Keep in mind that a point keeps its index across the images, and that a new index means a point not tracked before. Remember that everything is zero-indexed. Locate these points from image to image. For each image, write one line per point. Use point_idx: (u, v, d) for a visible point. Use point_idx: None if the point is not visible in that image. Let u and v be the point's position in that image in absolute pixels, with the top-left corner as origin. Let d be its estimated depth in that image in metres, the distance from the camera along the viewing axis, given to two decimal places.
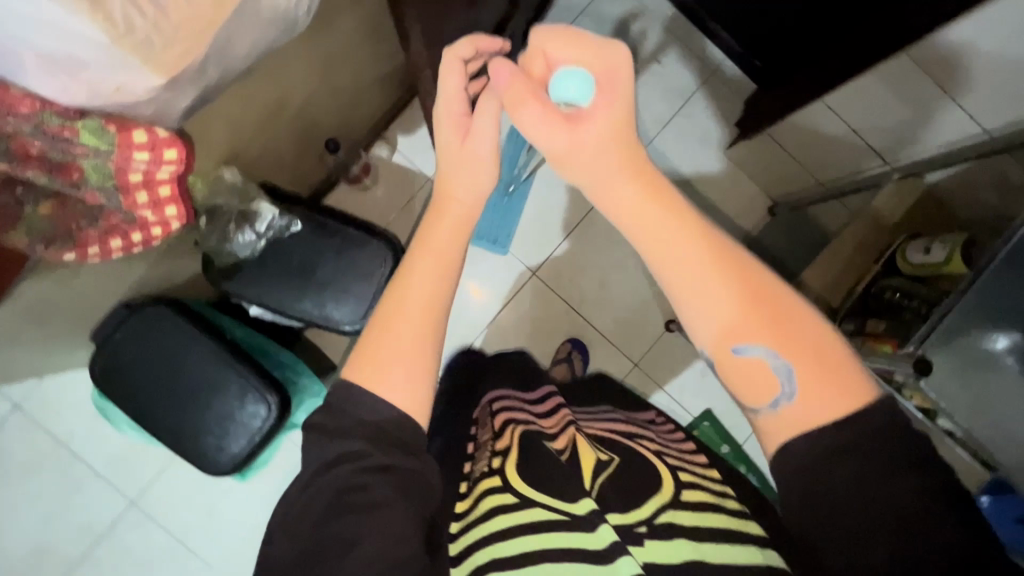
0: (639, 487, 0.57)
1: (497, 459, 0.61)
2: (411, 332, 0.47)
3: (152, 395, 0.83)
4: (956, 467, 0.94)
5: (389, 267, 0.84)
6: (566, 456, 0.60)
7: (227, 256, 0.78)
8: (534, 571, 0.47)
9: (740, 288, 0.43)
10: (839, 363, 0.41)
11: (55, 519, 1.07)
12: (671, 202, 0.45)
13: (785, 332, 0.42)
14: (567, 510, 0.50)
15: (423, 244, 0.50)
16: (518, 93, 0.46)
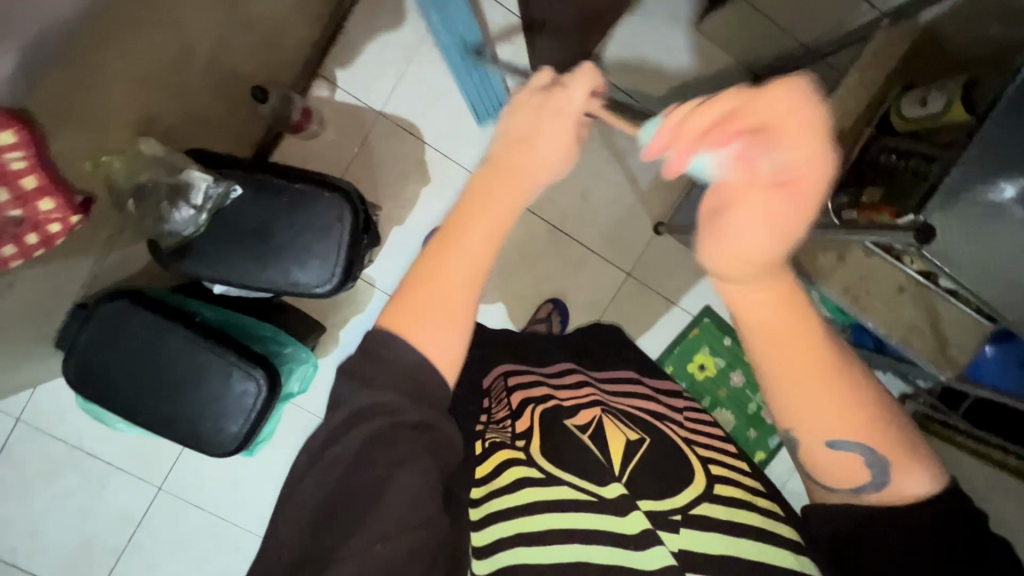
0: (675, 476, 0.70)
1: (519, 438, 0.74)
2: (453, 294, 0.57)
3: (125, 390, 0.88)
4: (949, 314, 0.99)
5: (344, 227, 0.87)
6: (590, 433, 0.74)
7: (170, 235, 0.84)
8: (554, 547, 0.62)
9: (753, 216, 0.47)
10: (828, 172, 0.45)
11: (97, 508, 1.30)
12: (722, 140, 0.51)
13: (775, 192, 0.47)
14: (596, 492, 0.66)
15: (452, 243, 0.58)
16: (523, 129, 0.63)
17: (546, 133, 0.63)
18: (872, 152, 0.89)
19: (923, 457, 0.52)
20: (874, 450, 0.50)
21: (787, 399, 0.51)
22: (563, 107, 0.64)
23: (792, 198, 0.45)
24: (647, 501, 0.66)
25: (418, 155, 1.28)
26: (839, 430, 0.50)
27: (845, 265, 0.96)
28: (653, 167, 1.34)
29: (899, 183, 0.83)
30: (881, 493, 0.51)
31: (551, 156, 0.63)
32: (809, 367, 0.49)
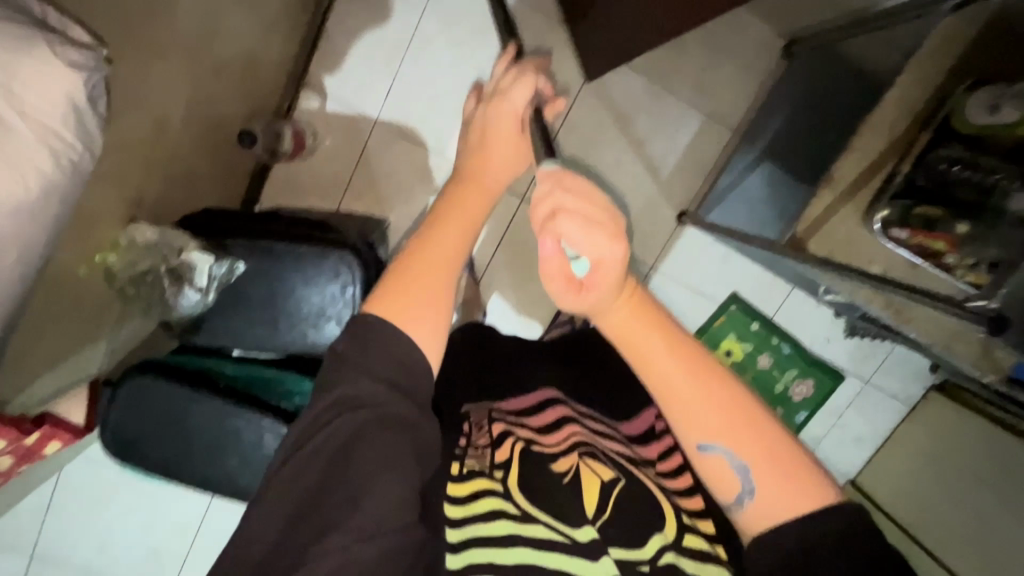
0: (648, 518, 0.57)
1: (498, 470, 0.61)
2: (427, 280, 0.55)
3: (163, 453, 0.90)
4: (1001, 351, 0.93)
5: (354, 285, 0.83)
6: (568, 480, 0.60)
7: (180, 314, 0.81)
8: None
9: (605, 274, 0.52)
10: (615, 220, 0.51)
11: (156, 523, 1.38)
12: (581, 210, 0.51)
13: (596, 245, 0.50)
14: (568, 534, 0.54)
15: (439, 231, 0.57)
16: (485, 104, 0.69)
17: (494, 123, 0.67)
18: (926, 163, 0.79)
19: (803, 465, 0.49)
20: (738, 451, 0.48)
21: (653, 393, 0.51)
22: (515, 108, 0.67)
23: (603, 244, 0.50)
24: (615, 548, 0.54)
25: (419, 162, 1.18)
26: (700, 427, 0.49)
27: None
28: (674, 153, 1.23)
29: (959, 200, 0.76)
30: (756, 501, 0.48)
31: (506, 161, 0.65)
32: (666, 363, 0.50)
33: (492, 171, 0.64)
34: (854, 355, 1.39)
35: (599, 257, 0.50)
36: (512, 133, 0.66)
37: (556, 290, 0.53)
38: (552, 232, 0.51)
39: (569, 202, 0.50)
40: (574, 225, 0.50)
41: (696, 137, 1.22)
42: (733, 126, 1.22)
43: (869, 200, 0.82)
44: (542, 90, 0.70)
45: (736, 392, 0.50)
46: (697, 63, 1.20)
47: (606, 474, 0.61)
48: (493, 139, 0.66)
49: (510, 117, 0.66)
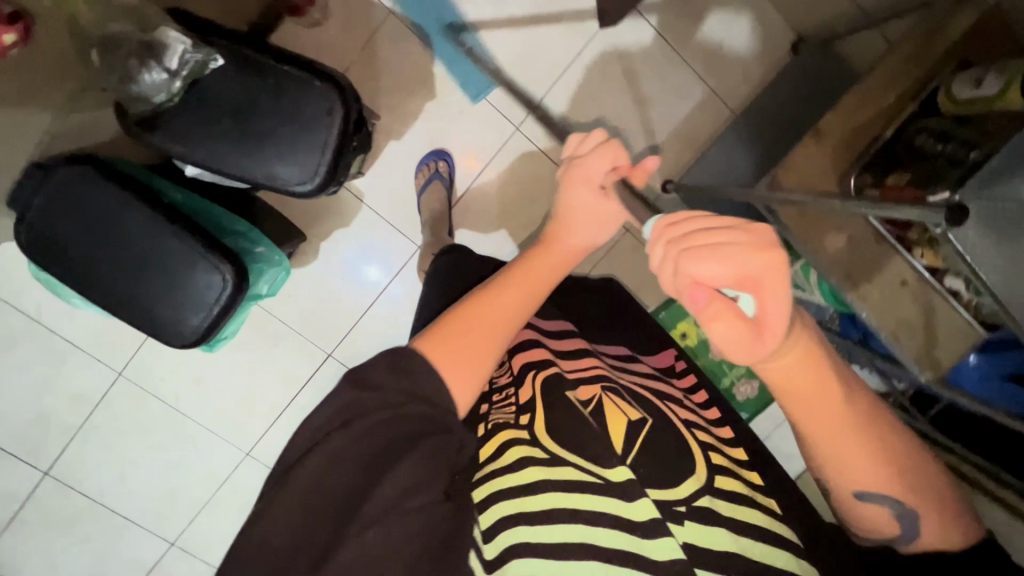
0: (678, 464, 0.67)
1: (523, 416, 0.68)
2: (467, 348, 0.62)
3: (82, 265, 0.83)
4: (945, 322, 0.94)
5: (334, 123, 0.79)
6: (590, 411, 0.69)
7: (141, 101, 0.77)
8: (558, 528, 0.59)
9: (803, 371, 0.51)
10: (775, 273, 0.46)
11: (51, 385, 1.24)
12: (766, 279, 0.46)
13: (767, 296, 0.47)
14: (600, 474, 0.62)
15: (487, 302, 0.65)
16: (572, 180, 0.71)
17: (580, 207, 0.71)
18: (908, 133, 0.83)
19: (943, 497, 0.56)
20: (898, 496, 0.55)
21: (823, 459, 0.55)
22: (587, 180, 0.70)
23: (771, 304, 0.47)
24: (652, 489, 0.64)
25: (427, 66, 1.18)
26: (868, 485, 0.55)
27: (852, 247, 0.93)
28: (673, 122, 1.25)
29: (931, 168, 0.78)
30: (911, 541, 0.56)
31: (587, 232, 0.71)
32: (845, 433, 0.53)
33: (569, 241, 0.71)
34: None
35: (758, 292, 0.47)
36: (596, 203, 0.70)
37: (722, 332, 0.47)
38: (688, 277, 0.48)
39: (696, 241, 0.48)
40: (704, 261, 0.47)
41: (695, 110, 1.25)
42: (732, 109, 1.26)
43: (849, 162, 0.88)
44: (621, 166, 0.70)
45: (897, 450, 0.55)
46: (712, 39, 1.23)
47: (632, 415, 0.70)
48: (568, 215, 0.72)
49: (584, 191, 0.70)
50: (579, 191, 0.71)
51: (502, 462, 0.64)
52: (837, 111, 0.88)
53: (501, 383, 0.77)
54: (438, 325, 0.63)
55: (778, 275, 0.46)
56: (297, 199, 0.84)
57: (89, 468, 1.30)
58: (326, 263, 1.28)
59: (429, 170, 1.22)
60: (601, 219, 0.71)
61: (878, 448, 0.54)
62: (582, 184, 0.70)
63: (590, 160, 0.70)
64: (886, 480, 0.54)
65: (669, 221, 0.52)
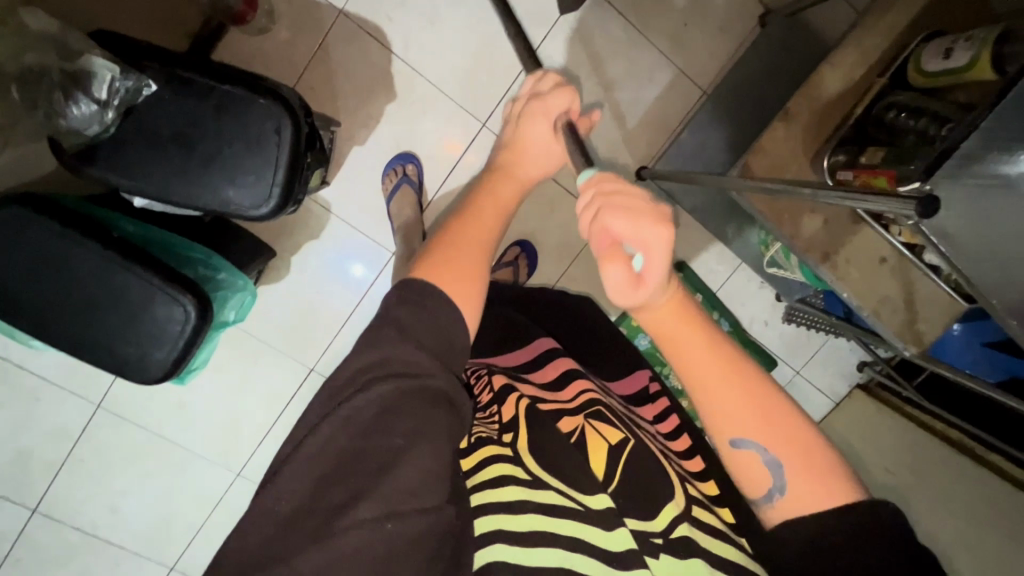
0: (656, 493, 0.63)
1: (506, 433, 0.66)
2: (467, 265, 0.61)
3: (35, 307, 0.79)
4: (926, 295, 0.94)
5: (282, 140, 0.75)
6: (574, 439, 0.67)
7: (73, 134, 0.73)
8: (540, 549, 0.56)
9: (666, 312, 0.52)
10: (652, 217, 0.51)
11: (28, 424, 1.21)
12: (647, 222, 0.51)
13: (647, 243, 0.51)
14: (582, 500, 0.59)
15: (474, 221, 0.64)
16: (532, 115, 0.79)
17: (535, 139, 0.78)
18: (879, 108, 0.80)
19: (834, 473, 0.50)
20: (776, 458, 0.50)
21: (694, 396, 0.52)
22: (546, 114, 0.79)
23: (651, 249, 0.51)
24: (631, 519, 0.60)
25: (384, 66, 1.14)
26: (739, 426, 0.50)
27: (829, 228, 0.91)
28: (643, 106, 1.22)
29: (904, 144, 0.75)
30: (786, 498, 0.50)
31: (541, 162, 0.77)
32: (715, 367, 0.51)
33: (527, 168, 0.75)
34: (789, 342, 1.34)
35: (654, 256, 0.51)
36: (549, 136, 0.79)
37: (610, 270, 0.51)
38: (605, 232, 0.53)
39: (619, 198, 0.53)
40: (619, 218, 0.52)
41: (666, 92, 1.22)
42: (703, 88, 1.22)
43: (821, 142, 0.85)
44: (574, 110, 0.80)
45: (773, 409, 0.51)
46: (677, 16, 1.19)
47: (613, 439, 0.67)
48: (526, 144, 0.78)
49: (542, 125, 0.79)
50: (536, 125, 0.79)
51: (483, 478, 0.60)
52: (804, 90, 0.85)
53: (483, 401, 0.74)
54: (437, 244, 0.61)
55: (656, 219, 0.51)
56: (254, 222, 0.81)
57: (77, 502, 1.27)
58: (300, 277, 1.25)
59: (396, 174, 1.18)
60: (552, 154, 0.79)
61: (750, 398, 0.51)
62: (541, 118, 0.79)
63: (551, 98, 0.80)
64: (763, 433, 0.50)
65: (591, 176, 0.59)
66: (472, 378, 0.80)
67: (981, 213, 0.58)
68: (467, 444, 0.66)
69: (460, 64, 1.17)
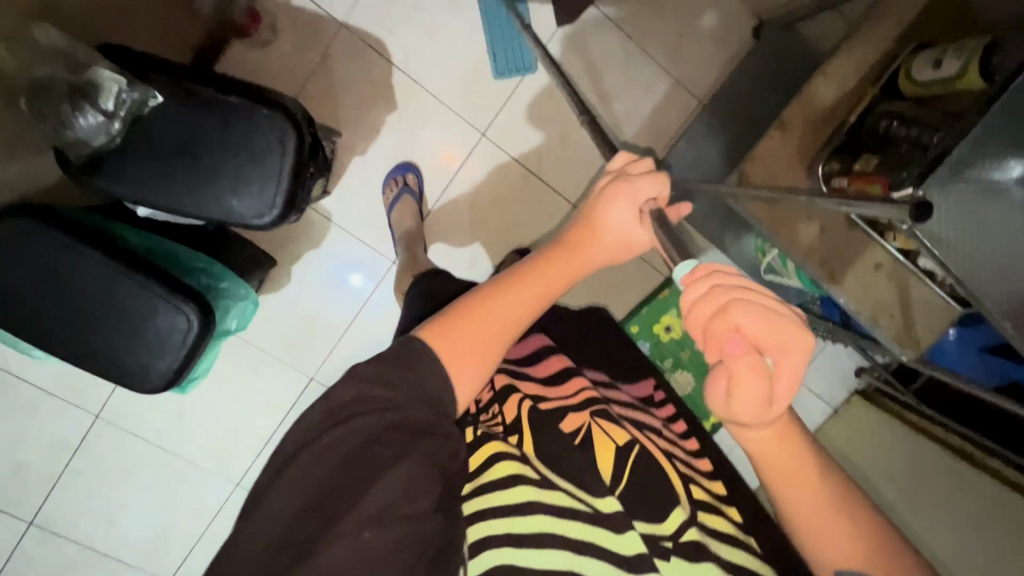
0: (663, 498, 0.64)
1: (513, 436, 0.66)
2: (479, 342, 0.58)
3: (37, 318, 0.80)
4: (922, 301, 0.94)
5: (286, 151, 0.76)
6: (578, 442, 0.67)
7: (78, 145, 0.73)
8: (551, 552, 0.56)
9: (785, 451, 0.51)
10: (790, 342, 0.45)
11: (26, 436, 1.20)
12: (791, 349, 0.45)
13: (787, 363, 0.46)
14: (591, 503, 0.60)
15: (506, 298, 0.60)
16: (610, 187, 0.66)
17: (612, 220, 0.64)
18: (872, 118, 0.82)
19: None
20: None
21: (793, 524, 0.53)
22: (634, 201, 0.64)
23: (784, 368, 0.46)
24: (641, 522, 0.61)
25: (385, 78, 1.16)
26: (851, 562, 0.50)
27: (826, 235, 0.92)
28: (640, 116, 1.24)
29: (896, 153, 0.77)
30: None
31: (609, 249, 0.65)
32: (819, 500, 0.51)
33: (594, 248, 0.65)
34: None
35: (784, 355, 0.46)
36: (631, 221, 0.64)
37: (741, 388, 0.46)
38: (728, 327, 0.46)
39: (741, 294, 0.46)
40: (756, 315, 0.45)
41: (662, 103, 1.24)
42: (698, 98, 1.24)
43: (815, 151, 0.87)
44: (662, 199, 0.65)
45: (887, 547, 0.51)
46: (672, 28, 1.21)
47: (620, 440, 0.68)
48: (598, 227, 0.65)
49: (625, 211, 0.64)
50: (618, 204, 0.64)
51: (493, 477, 0.61)
52: (799, 100, 0.87)
53: (484, 402, 0.74)
54: (454, 311, 0.60)
55: (797, 341, 0.45)
56: (257, 231, 0.81)
57: (75, 514, 1.26)
58: (300, 287, 1.25)
59: (397, 184, 1.19)
60: (620, 250, 0.66)
61: (866, 539, 0.50)
62: (624, 193, 0.64)
63: (644, 166, 0.66)
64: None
65: (695, 271, 0.51)
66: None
67: (974, 219, 0.59)
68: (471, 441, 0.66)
69: (460, 76, 1.19)
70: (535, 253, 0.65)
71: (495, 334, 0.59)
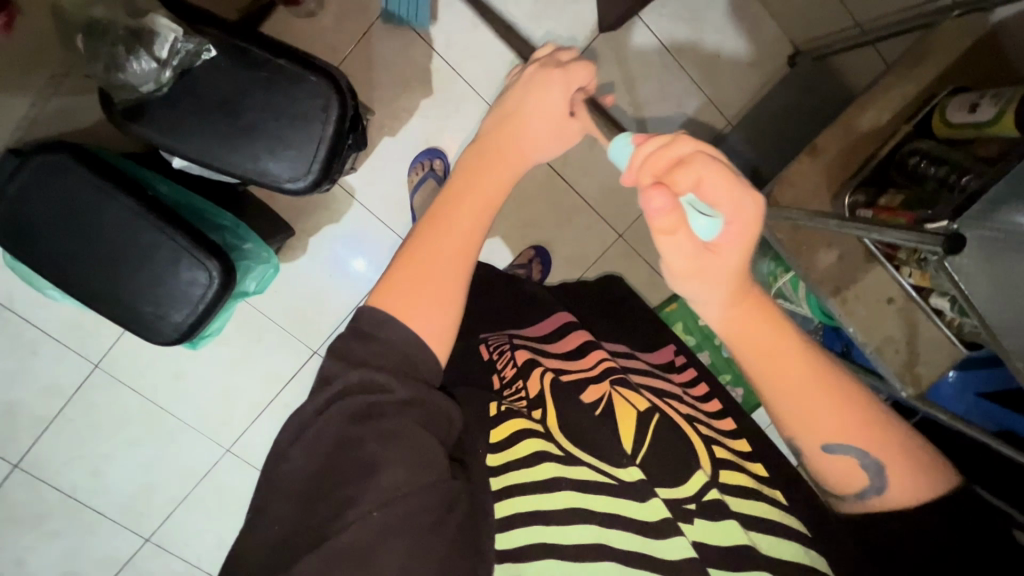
0: (680, 464, 0.64)
1: (536, 410, 0.69)
2: (438, 266, 0.57)
3: (61, 257, 0.80)
4: (928, 336, 0.96)
5: (328, 120, 0.77)
6: (599, 411, 0.68)
7: (126, 89, 0.74)
8: (574, 525, 0.58)
9: (749, 314, 0.52)
10: (737, 190, 0.49)
11: (21, 377, 1.19)
12: (735, 200, 0.49)
13: (733, 220, 0.49)
14: (614, 473, 0.61)
15: (449, 217, 0.58)
16: (540, 80, 0.65)
17: (540, 112, 0.65)
18: (901, 154, 0.84)
19: (917, 458, 0.53)
20: (868, 454, 0.51)
21: (778, 407, 0.52)
22: (566, 84, 0.66)
23: (730, 232, 0.50)
24: (661, 487, 0.62)
25: (424, 62, 1.17)
26: (835, 435, 0.51)
27: (843, 261, 0.94)
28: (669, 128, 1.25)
29: (924, 189, 0.78)
30: (884, 495, 0.52)
31: (543, 137, 0.65)
32: (807, 379, 0.51)
33: (520, 143, 0.64)
34: None
35: (735, 220, 0.49)
36: (561, 110, 0.65)
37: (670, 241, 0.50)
38: (686, 178, 0.48)
39: (688, 158, 0.49)
40: (710, 174, 0.48)
41: (691, 119, 1.26)
42: (727, 119, 1.27)
43: (842, 180, 0.90)
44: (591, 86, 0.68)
45: (857, 399, 0.52)
46: (711, 47, 1.23)
47: (641, 406, 0.69)
48: (527, 116, 0.65)
49: (556, 95, 0.65)
50: (550, 93, 0.65)
51: (516, 455, 0.63)
52: (834, 128, 0.89)
53: (508, 376, 0.76)
54: (398, 258, 0.58)
55: (740, 191, 0.49)
56: (289, 195, 0.82)
57: (63, 461, 1.25)
58: (316, 259, 1.25)
59: (423, 168, 1.21)
60: (560, 134, 0.66)
61: (836, 391, 0.51)
62: (556, 88, 0.65)
63: (575, 70, 0.66)
64: (855, 426, 0.51)
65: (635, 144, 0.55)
66: (494, 353, 0.80)
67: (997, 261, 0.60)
68: (495, 412, 0.68)
69: (497, 69, 1.20)
70: (458, 164, 0.63)
71: (467, 235, 0.58)
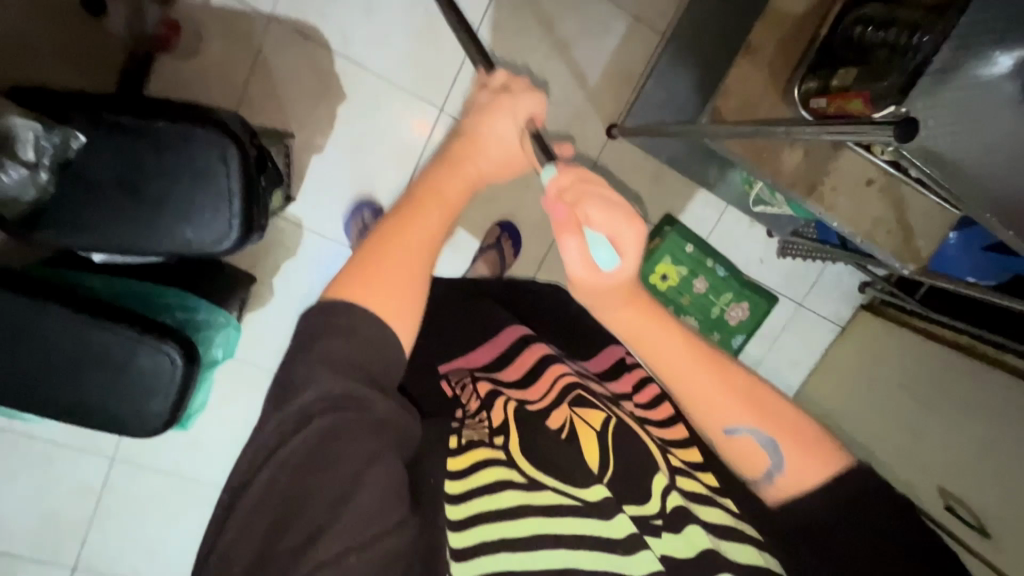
0: (643, 476, 0.56)
1: (498, 437, 0.62)
2: (405, 259, 0.57)
3: (20, 383, 0.77)
4: (921, 212, 0.91)
5: (230, 172, 0.72)
6: (565, 436, 0.61)
7: (11, 203, 0.69)
8: (536, 554, 0.51)
9: (644, 317, 0.60)
10: (622, 211, 0.59)
11: (49, 489, 1.21)
12: (623, 222, 0.59)
13: (623, 225, 0.59)
14: (579, 496, 0.54)
15: (410, 220, 0.59)
16: (494, 103, 0.70)
17: (494, 136, 0.68)
18: (845, 26, 0.77)
19: (818, 441, 0.58)
20: (763, 432, 0.57)
21: (678, 393, 0.60)
22: (513, 116, 0.69)
23: (628, 232, 0.59)
24: (629, 505, 0.55)
25: (327, 66, 1.09)
26: (730, 416, 0.57)
27: (808, 160, 0.88)
28: (602, 62, 1.17)
29: (878, 61, 0.72)
30: (784, 474, 0.57)
31: (498, 164, 0.69)
32: (695, 365, 0.58)
33: (476, 161, 0.67)
34: (787, 276, 1.35)
35: (621, 235, 0.59)
36: (514, 140, 0.69)
37: (571, 244, 0.60)
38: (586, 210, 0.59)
39: (590, 194, 0.60)
40: (596, 208, 0.59)
41: (622, 44, 1.16)
42: (661, 32, 1.17)
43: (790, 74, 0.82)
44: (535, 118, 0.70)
45: (748, 383, 0.59)
46: None
47: (598, 423, 0.61)
48: (486, 139, 0.68)
49: (504, 122, 0.69)
50: (500, 125, 0.69)
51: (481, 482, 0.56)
52: (762, 24, 0.82)
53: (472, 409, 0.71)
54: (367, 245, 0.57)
55: (623, 214, 0.59)
56: (227, 257, 0.77)
57: (116, 552, 1.27)
58: (284, 295, 1.21)
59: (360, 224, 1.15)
60: (510, 166, 0.71)
61: (729, 376, 0.58)
62: (504, 118, 0.69)
63: (526, 101, 0.70)
64: (752, 402, 0.58)
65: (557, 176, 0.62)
66: (455, 389, 0.77)
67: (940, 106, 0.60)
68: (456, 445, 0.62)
69: (405, 51, 1.12)
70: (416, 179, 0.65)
71: (436, 230, 0.60)
